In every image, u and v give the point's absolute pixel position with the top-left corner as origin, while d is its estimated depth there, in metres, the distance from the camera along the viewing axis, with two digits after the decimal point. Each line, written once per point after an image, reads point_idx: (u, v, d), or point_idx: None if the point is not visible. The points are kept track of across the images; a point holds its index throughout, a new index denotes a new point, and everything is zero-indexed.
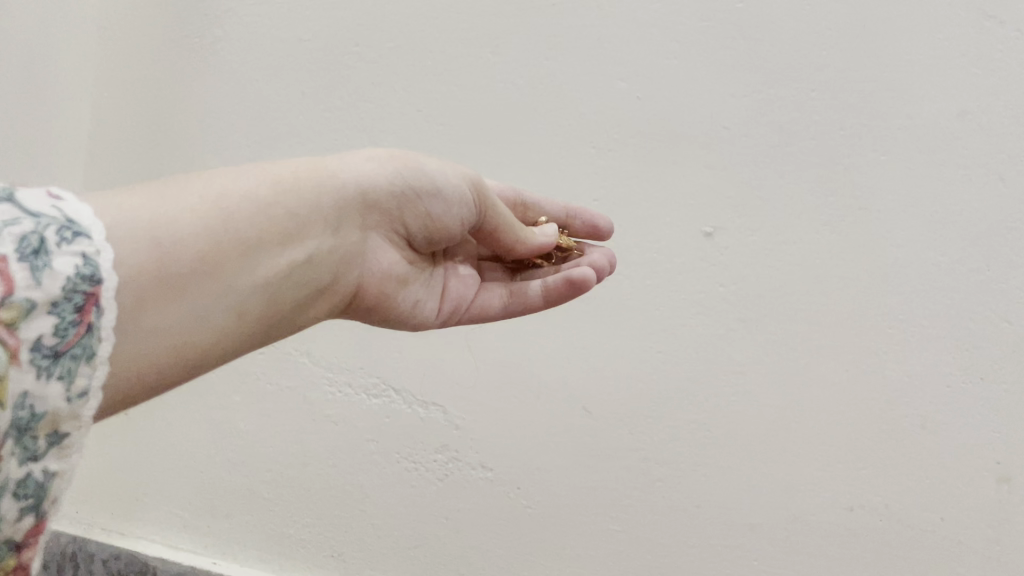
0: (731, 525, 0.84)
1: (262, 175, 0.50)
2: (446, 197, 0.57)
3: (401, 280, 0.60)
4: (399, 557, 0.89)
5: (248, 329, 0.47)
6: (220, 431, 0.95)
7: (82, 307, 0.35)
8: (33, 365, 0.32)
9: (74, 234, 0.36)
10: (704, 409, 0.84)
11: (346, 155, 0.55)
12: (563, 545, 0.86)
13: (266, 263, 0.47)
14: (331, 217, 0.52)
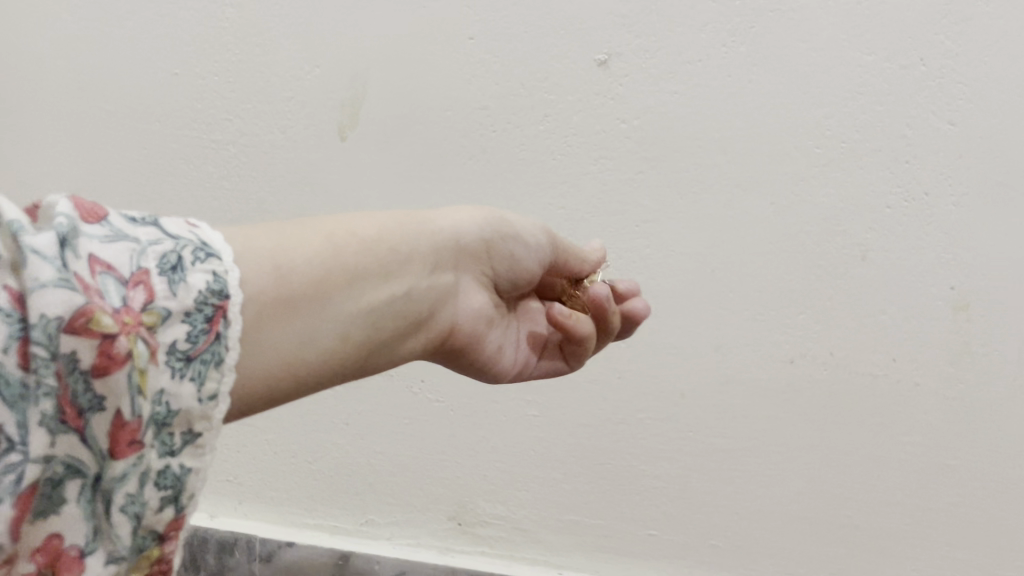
0: (660, 395, 0.72)
1: (370, 223, 0.43)
2: (530, 239, 0.50)
3: (490, 322, 0.49)
4: (302, 469, 0.79)
5: (340, 374, 0.38)
6: None
7: (213, 316, 0.30)
8: (168, 367, 0.28)
9: (208, 254, 0.31)
10: (616, 268, 0.72)
11: (447, 209, 0.48)
12: (478, 439, 0.76)
13: (363, 292, 0.39)
14: (427, 261, 0.44)
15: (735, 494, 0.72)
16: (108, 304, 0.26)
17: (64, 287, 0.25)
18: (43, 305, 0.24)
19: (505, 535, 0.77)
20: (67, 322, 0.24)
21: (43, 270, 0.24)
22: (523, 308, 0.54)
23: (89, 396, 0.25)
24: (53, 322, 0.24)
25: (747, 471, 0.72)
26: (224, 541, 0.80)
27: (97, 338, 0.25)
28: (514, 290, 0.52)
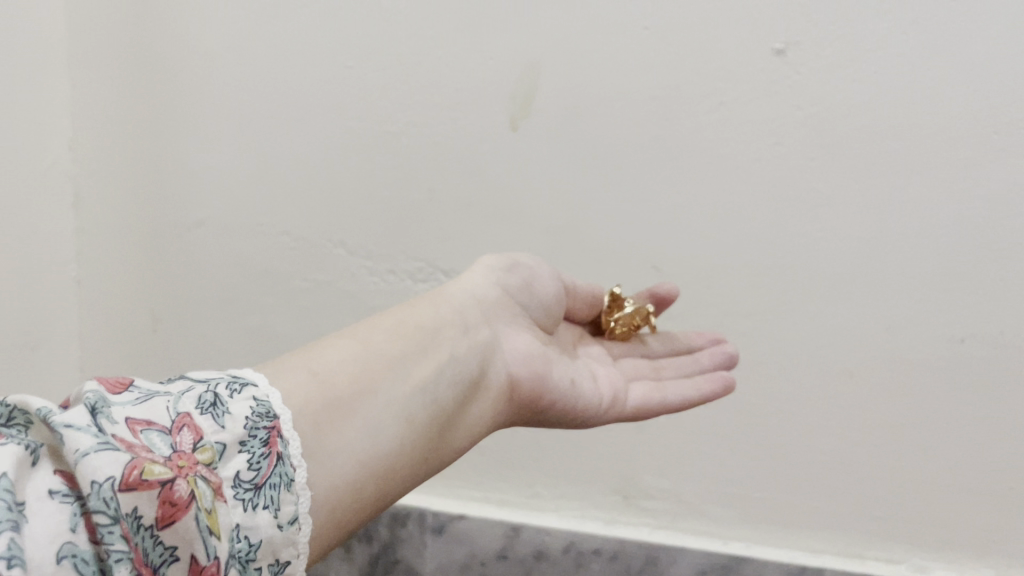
0: (828, 372, 0.74)
1: (400, 314, 0.53)
2: (535, 274, 0.61)
3: (544, 360, 0.57)
4: (470, 446, 0.83)
5: (419, 446, 0.47)
6: (258, 338, 0.86)
7: (268, 440, 0.37)
8: (237, 499, 0.34)
9: (241, 384, 0.39)
10: (786, 251, 0.73)
11: (458, 281, 0.59)
12: (643, 417, 0.79)
13: (416, 367, 0.49)
14: (455, 328, 0.54)
15: (897, 468, 0.75)
16: (159, 454, 0.32)
17: (107, 449, 0.30)
18: (94, 469, 0.29)
19: (670, 510, 0.80)
20: (122, 479, 0.29)
21: (83, 441, 0.30)
22: (578, 352, 0.63)
23: (160, 550, 0.30)
24: (108, 485, 0.29)
25: (913, 447, 0.74)
26: (396, 513, 0.83)
27: (155, 488, 0.30)
28: (551, 321, 0.61)
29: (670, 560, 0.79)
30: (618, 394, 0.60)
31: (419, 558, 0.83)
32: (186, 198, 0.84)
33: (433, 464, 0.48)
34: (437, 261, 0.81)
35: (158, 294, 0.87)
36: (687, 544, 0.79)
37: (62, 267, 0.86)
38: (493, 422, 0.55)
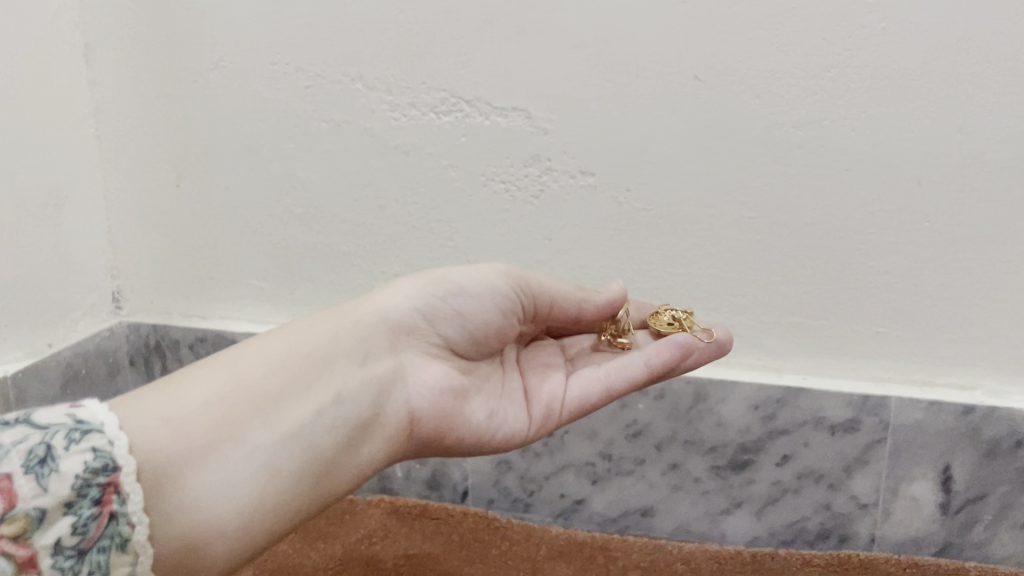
0: (893, 184, 0.66)
1: (298, 340, 0.51)
2: (471, 292, 0.56)
3: (460, 394, 0.56)
4: None
5: (291, 491, 0.46)
6: (276, 186, 0.80)
7: (101, 497, 0.37)
8: (57, 569, 0.35)
9: (83, 432, 0.39)
10: (845, 47, 0.65)
11: (377, 293, 0.56)
12: (690, 246, 0.73)
13: (290, 412, 0.47)
14: (354, 359, 0.52)
15: (974, 286, 0.67)
16: None
17: None
18: None
19: None
20: None
21: None
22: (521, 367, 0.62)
23: None
24: None
25: (992, 259, 0.66)
26: None
27: None
28: (488, 344, 0.59)
29: (722, 396, 0.73)
30: (550, 411, 0.59)
31: None
32: (194, 37, 0.79)
33: (308, 510, 0.47)
34: (460, 89, 0.74)
35: (179, 150, 0.82)
36: (740, 379, 0.73)
37: (80, 119, 0.83)
38: (393, 458, 0.54)
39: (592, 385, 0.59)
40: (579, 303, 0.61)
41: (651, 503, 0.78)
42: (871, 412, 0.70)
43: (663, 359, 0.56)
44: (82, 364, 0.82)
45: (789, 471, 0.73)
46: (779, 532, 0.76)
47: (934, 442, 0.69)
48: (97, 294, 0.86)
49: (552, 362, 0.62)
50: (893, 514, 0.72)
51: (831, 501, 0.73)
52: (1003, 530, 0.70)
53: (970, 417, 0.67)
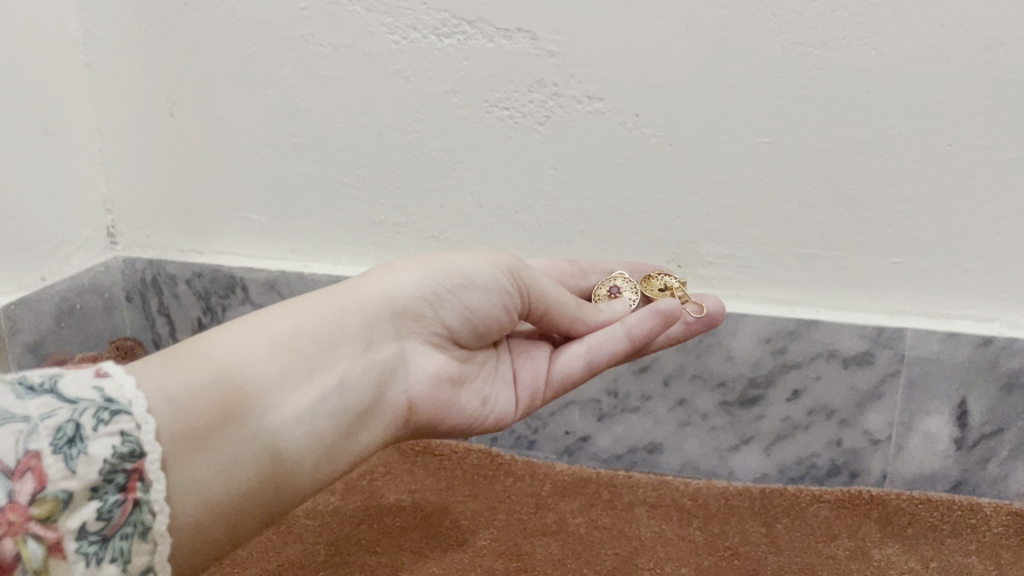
0: (916, 106, 0.63)
1: (299, 319, 0.49)
2: (479, 286, 0.53)
3: (457, 379, 0.55)
4: (509, 222, 0.75)
5: (286, 478, 0.45)
6: (272, 114, 0.77)
7: (126, 484, 0.37)
8: (80, 554, 0.35)
9: (112, 412, 0.38)
10: None
11: (384, 272, 0.53)
12: (701, 174, 0.69)
13: (291, 395, 0.46)
14: (357, 344, 0.50)
15: (997, 214, 0.64)
16: None
17: None
18: None
19: (730, 275, 0.72)
20: None
21: None
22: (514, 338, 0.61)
23: None
24: None
25: (1017, 186, 0.63)
26: None
27: None
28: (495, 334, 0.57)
29: (732, 329, 0.71)
30: (536, 392, 0.59)
31: None
32: None
33: (298, 496, 0.47)
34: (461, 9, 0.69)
35: (171, 78, 0.79)
36: (750, 311, 0.71)
37: (69, 47, 0.79)
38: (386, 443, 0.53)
39: (575, 359, 0.58)
40: (573, 319, 0.58)
41: (657, 440, 0.77)
42: (886, 344, 0.68)
43: (646, 330, 0.57)
44: (78, 299, 0.81)
45: (800, 406, 0.72)
46: (788, 469, 0.74)
47: (950, 375, 0.67)
48: (91, 228, 0.84)
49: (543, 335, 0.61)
50: (905, 450, 0.70)
51: (842, 437, 0.71)
52: (1019, 465, 0.68)
53: (989, 349, 0.65)
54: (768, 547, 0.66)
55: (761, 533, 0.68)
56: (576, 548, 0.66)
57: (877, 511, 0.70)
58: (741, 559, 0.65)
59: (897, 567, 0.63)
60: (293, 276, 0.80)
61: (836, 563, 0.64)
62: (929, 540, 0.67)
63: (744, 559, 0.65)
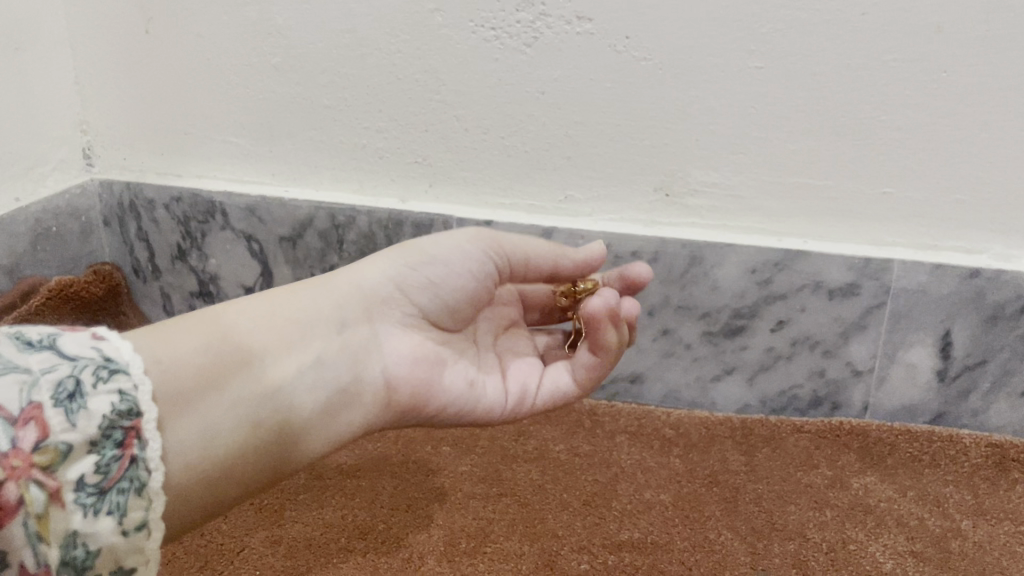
0: (913, 30, 0.61)
1: (271, 304, 0.49)
2: (444, 262, 0.53)
3: (439, 366, 0.53)
4: (495, 147, 0.73)
5: (269, 449, 0.44)
6: (248, 33, 0.74)
7: (123, 440, 0.37)
8: (78, 504, 0.34)
9: (110, 371, 0.37)
10: None
11: (359, 262, 0.54)
12: (690, 100, 0.67)
13: (272, 369, 0.46)
14: (331, 322, 0.50)
15: (990, 144, 0.63)
16: None
17: None
18: None
19: (717, 205, 0.70)
20: None
21: None
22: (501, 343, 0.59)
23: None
24: None
25: (1011, 114, 0.62)
26: (419, 223, 0.76)
27: None
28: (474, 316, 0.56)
29: (717, 260, 0.70)
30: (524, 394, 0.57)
31: None
32: None
33: (274, 471, 0.45)
34: None
35: None
36: (737, 241, 0.70)
37: None
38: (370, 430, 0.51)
39: (563, 374, 0.57)
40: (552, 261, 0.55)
41: (640, 371, 0.76)
42: (873, 275, 0.67)
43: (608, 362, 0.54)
44: (53, 222, 0.79)
45: (783, 337, 0.71)
46: (770, 400, 0.74)
47: (935, 306, 0.67)
48: (67, 149, 0.82)
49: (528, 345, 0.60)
50: (888, 381, 0.71)
51: (825, 368, 0.71)
52: (999, 398, 0.69)
53: (974, 281, 0.65)
54: (747, 475, 0.66)
55: (739, 462, 0.68)
56: (556, 475, 0.67)
57: (858, 442, 0.70)
58: (719, 486, 0.65)
59: (874, 496, 0.64)
60: (273, 201, 0.78)
61: (814, 491, 0.64)
62: (907, 469, 0.67)
63: (724, 486, 0.65)
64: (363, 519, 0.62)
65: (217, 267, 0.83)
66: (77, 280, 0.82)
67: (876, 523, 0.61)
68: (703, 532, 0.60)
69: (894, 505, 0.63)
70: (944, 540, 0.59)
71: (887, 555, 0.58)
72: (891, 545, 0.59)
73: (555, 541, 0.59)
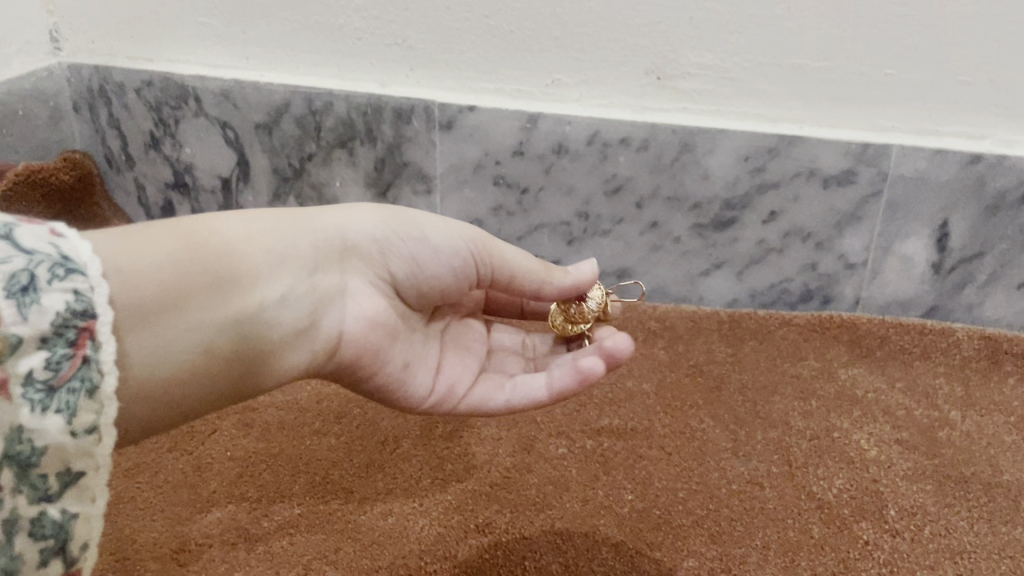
0: None
1: (251, 226, 0.44)
2: (435, 244, 0.49)
3: (389, 334, 0.48)
4: (479, 27, 0.68)
5: (217, 377, 0.40)
6: None
7: (76, 340, 0.31)
8: (24, 399, 0.29)
9: (67, 270, 0.32)
10: None
11: (347, 205, 0.48)
12: None
13: (237, 297, 0.41)
14: (308, 260, 0.44)
15: (1004, 20, 0.59)
16: None
17: None
18: None
19: (711, 89, 0.67)
20: None
21: None
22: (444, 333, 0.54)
23: None
24: None
25: None
26: (399, 109, 0.72)
27: None
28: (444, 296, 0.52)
29: (709, 147, 0.67)
30: (449, 396, 0.51)
31: (428, 159, 0.74)
32: None
33: (214, 399, 0.40)
34: None
35: None
36: (730, 127, 0.66)
37: None
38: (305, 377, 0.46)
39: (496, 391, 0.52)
40: (540, 282, 0.51)
41: (627, 264, 0.74)
42: (870, 163, 0.64)
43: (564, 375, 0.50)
44: (20, 105, 0.76)
45: (775, 229, 0.69)
46: (759, 295, 0.73)
47: (935, 194, 0.64)
48: (32, 30, 0.78)
49: (474, 344, 0.55)
50: (881, 274, 0.69)
51: (817, 261, 0.69)
52: (996, 291, 0.67)
53: (975, 168, 0.63)
54: (732, 366, 0.65)
55: (726, 353, 0.67)
56: None
57: (847, 335, 0.68)
58: (704, 377, 0.64)
59: (862, 387, 0.62)
60: (247, 85, 0.74)
61: (801, 382, 0.63)
62: (897, 362, 0.65)
63: (708, 376, 0.64)
64: (337, 404, 0.61)
65: (192, 156, 0.80)
66: (47, 167, 0.77)
67: (862, 411, 0.59)
68: (684, 419, 0.59)
69: (882, 395, 0.61)
70: (931, 429, 0.58)
71: (871, 442, 0.56)
72: (876, 434, 0.57)
73: (534, 426, 0.58)
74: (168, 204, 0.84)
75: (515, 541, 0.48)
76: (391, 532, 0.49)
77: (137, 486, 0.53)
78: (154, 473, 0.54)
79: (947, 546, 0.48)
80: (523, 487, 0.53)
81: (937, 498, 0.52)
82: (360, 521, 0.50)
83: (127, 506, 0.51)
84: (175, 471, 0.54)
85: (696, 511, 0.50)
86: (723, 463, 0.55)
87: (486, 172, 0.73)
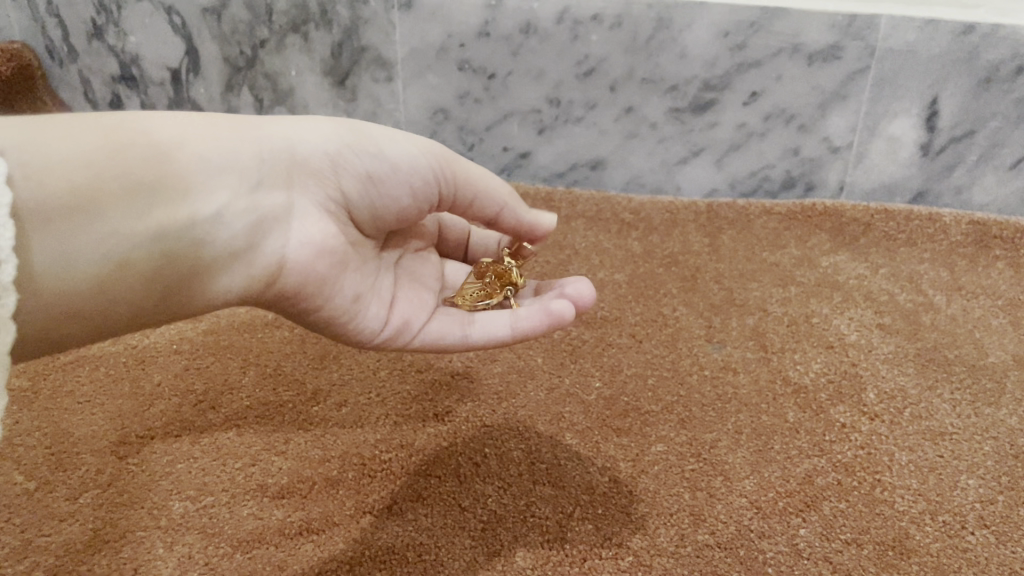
0: None
1: (183, 127, 0.35)
2: (395, 162, 0.39)
3: (341, 265, 0.39)
4: None
5: (132, 297, 0.34)
6: None
7: None
8: None
9: None
10: None
11: (295, 115, 0.39)
12: None
13: (160, 211, 0.33)
14: (250, 172, 0.36)
15: None
16: None
17: None
18: None
19: None
20: None
21: None
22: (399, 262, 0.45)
23: None
24: None
25: None
26: None
27: None
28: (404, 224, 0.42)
29: (686, 23, 0.62)
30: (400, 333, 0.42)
31: (388, 43, 0.69)
32: None
33: (130, 320, 0.34)
34: None
35: None
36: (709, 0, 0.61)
37: None
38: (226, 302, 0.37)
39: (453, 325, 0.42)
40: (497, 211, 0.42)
41: (602, 153, 0.71)
42: (857, 36, 0.60)
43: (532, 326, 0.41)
44: None
45: (757, 111, 0.65)
46: (740, 183, 0.70)
47: (926, 69, 0.60)
48: None
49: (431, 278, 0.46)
50: (867, 157, 0.66)
51: (800, 144, 0.66)
52: (986, 172, 0.64)
53: (968, 39, 0.58)
54: (709, 255, 0.62)
55: (703, 242, 0.64)
56: None
57: (830, 222, 0.65)
58: (679, 266, 0.61)
59: (844, 274, 0.59)
60: None
61: (780, 269, 0.60)
62: (881, 248, 0.63)
63: (683, 265, 0.61)
64: None
65: (137, 46, 0.75)
66: None
67: (843, 297, 0.57)
68: (656, 307, 0.56)
69: (864, 281, 0.59)
70: (914, 314, 0.55)
71: (852, 327, 0.54)
72: (857, 319, 0.55)
73: None
74: (116, 98, 0.79)
75: (477, 430, 0.46)
76: (346, 422, 0.47)
77: (75, 380, 0.50)
78: (94, 368, 0.51)
79: (928, 428, 0.46)
80: (486, 376, 0.50)
81: (919, 380, 0.49)
82: (313, 411, 0.47)
83: (64, 401, 0.48)
84: (117, 365, 0.51)
85: (667, 397, 0.48)
86: (696, 350, 0.52)
87: (450, 56, 0.68)
